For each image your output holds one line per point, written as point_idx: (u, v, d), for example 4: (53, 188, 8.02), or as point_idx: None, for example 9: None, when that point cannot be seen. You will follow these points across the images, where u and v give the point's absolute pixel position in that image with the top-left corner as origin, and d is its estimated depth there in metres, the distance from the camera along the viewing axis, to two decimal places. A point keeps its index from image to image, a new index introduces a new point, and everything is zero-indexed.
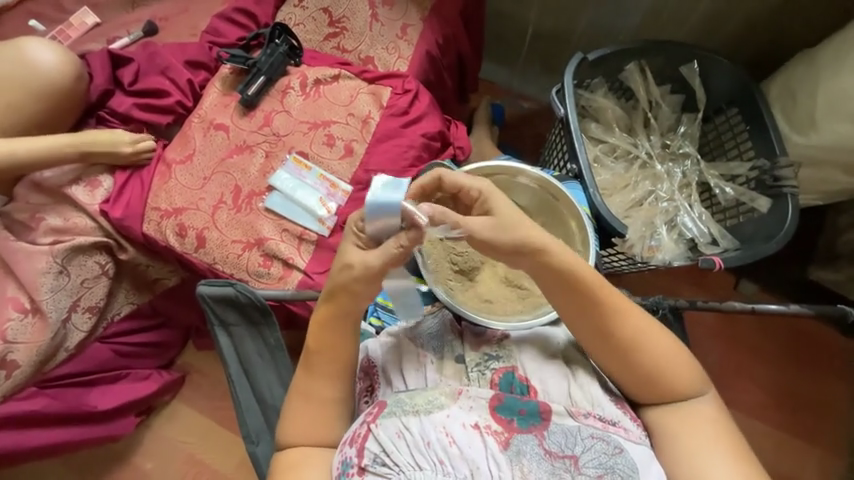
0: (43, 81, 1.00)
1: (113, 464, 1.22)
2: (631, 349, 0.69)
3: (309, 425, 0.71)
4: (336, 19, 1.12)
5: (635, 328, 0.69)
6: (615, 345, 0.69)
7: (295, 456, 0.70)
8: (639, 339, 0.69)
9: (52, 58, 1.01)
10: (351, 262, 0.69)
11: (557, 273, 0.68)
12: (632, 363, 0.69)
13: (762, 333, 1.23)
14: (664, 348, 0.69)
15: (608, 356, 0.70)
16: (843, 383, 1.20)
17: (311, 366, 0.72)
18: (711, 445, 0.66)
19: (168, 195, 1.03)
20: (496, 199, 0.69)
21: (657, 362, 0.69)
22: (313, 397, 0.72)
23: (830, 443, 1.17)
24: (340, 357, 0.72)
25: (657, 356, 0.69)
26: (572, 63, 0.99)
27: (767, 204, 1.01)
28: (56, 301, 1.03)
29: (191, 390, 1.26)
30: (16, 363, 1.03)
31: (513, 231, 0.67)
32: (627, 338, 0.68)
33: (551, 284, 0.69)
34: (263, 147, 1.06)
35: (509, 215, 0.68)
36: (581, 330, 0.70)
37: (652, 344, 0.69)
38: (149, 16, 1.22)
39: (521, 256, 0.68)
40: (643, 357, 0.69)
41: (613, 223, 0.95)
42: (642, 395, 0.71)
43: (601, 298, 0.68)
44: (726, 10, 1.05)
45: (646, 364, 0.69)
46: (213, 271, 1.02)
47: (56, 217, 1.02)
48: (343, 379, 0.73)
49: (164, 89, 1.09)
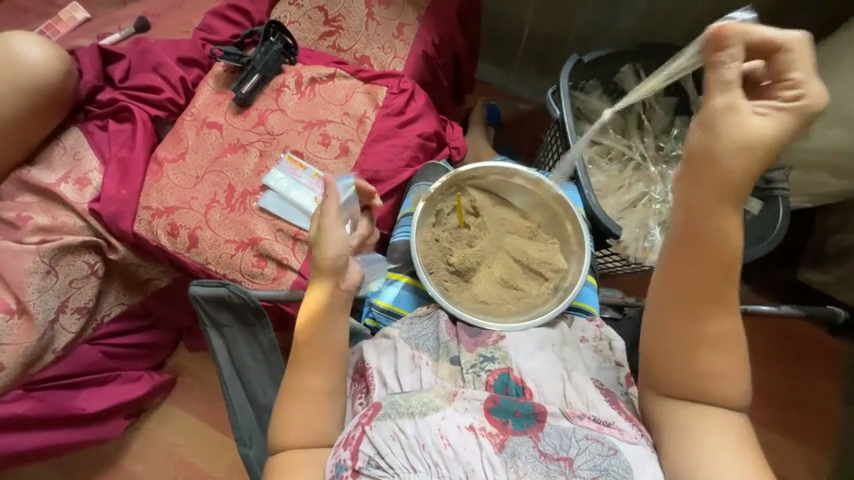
0: (36, 76, 0.98)
1: (100, 469, 1.19)
2: (701, 340, 0.61)
3: (299, 424, 0.70)
4: (331, 18, 1.11)
5: (722, 329, 0.61)
6: (693, 320, 0.61)
7: (283, 460, 0.69)
8: (717, 341, 0.61)
9: (39, 54, 0.99)
10: (317, 237, 0.74)
11: (705, 228, 0.58)
12: (693, 356, 0.61)
13: (751, 333, 1.25)
14: (729, 351, 0.61)
15: (680, 330, 0.61)
16: (829, 382, 1.22)
17: (300, 357, 0.72)
18: (725, 443, 0.60)
19: (160, 194, 1.01)
20: (787, 120, 0.54)
21: (713, 364, 0.61)
22: (304, 388, 0.71)
23: (818, 443, 1.18)
24: (331, 351, 0.72)
25: (722, 369, 0.61)
26: (566, 66, 1.01)
27: (758, 207, 1.01)
28: (43, 301, 0.99)
29: (181, 392, 1.24)
30: (2, 364, 0.98)
31: (746, 150, 0.54)
32: (711, 330, 0.60)
33: (690, 230, 0.59)
34: (257, 145, 1.05)
35: (757, 140, 0.53)
36: (678, 285, 0.61)
37: (723, 356, 0.61)
38: (141, 12, 1.20)
39: (698, 182, 0.57)
40: (702, 360, 0.61)
41: (607, 225, 0.98)
42: (671, 382, 0.63)
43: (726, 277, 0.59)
44: (718, 16, 1.07)
45: (703, 366, 0.61)
46: (205, 271, 1.00)
47: (43, 215, 1.00)
48: (336, 373, 0.73)
49: (156, 86, 1.07)
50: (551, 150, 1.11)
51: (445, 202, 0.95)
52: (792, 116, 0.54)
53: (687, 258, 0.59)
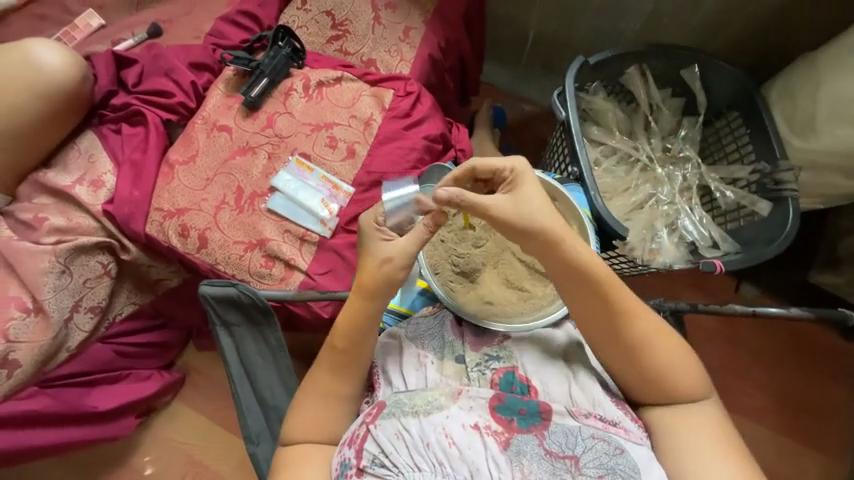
0: (53, 81, 1.01)
1: (113, 466, 1.22)
2: (642, 345, 0.68)
3: (321, 425, 0.73)
4: (338, 22, 1.12)
5: (647, 330, 0.69)
6: (619, 334, 0.69)
7: (298, 453, 0.72)
8: (648, 342, 0.68)
9: (57, 60, 1.01)
10: (390, 255, 0.74)
11: (571, 263, 0.69)
12: (640, 363, 0.69)
13: (764, 336, 1.23)
14: (670, 344, 0.69)
15: (614, 349, 0.69)
16: (843, 387, 1.20)
17: (332, 364, 0.74)
18: (707, 444, 0.66)
19: (170, 196, 1.03)
20: (525, 183, 0.73)
21: (662, 362, 0.68)
22: (328, 391, 0.74)
23: (832, 448, 1.16)
24: (360, 361, 0.74)
25: (664, 364, 0.68)
26: (573, 67, 1.00)
27: (767, 208, 1.01)
28: (58, 300, 1.02)
29: (192, 391, 1.26)
30: (18, 362, 1.01)
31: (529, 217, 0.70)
32: (637, 336, 0.68)
33: (568, 279, 0.70)
34: (265, 148, 1.06)
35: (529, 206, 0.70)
36: (587, 318, 0.70)
37: (661, 349, 0.68)
38: (154, 18, 1.23)
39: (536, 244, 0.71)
40: (650, 362, 0.68)
41: (612, 225, 0.96)
42: (639, 390, 0.70)
43: (615, 295, 0.69)
44: (726, 15, 1.06)
45: (652, 368, 0.68)
46: (214, 271, 1.02)
47: (58, 217, 1.03)
48: (358, 377, 0.75)
49: (167, 91, 1.10)
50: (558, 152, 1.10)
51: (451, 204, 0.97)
52: (523, 180, 0.73)
53: (573, 302, 0.70)
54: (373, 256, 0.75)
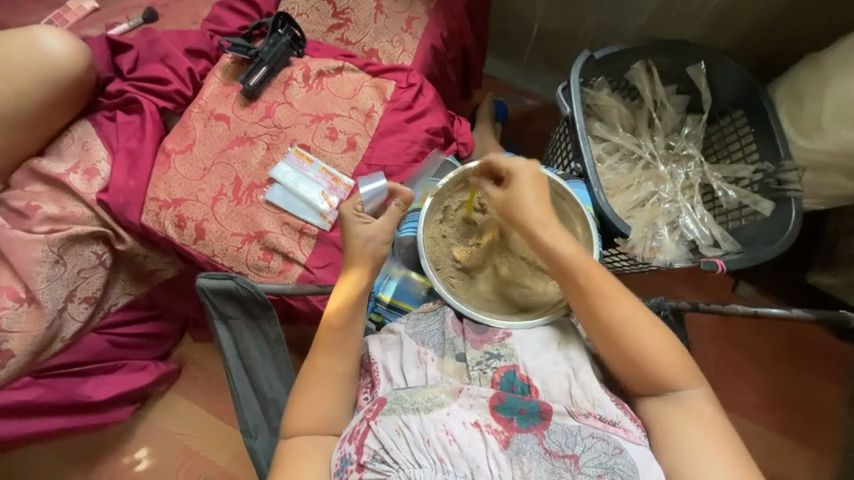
0: (55, 69, 0.98)
1: (106, 454, 1.21)
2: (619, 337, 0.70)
3: (323, 410, 0.74)
4: (340, 10, 1.10)
5: (622, 315, 0.71)
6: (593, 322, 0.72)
7: (299, 445, 0.72)
8: (624, 326, 0.70)
9: (61, 47, 0.99)
10: (373, 233, 0.82)
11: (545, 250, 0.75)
12: (618, 350, 0.70)
13: (758, 333, 1.24)
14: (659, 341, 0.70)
15: (588, 333, 0.73)
16: (836, 385, 1.21)
17: (324, 340, 0.78)
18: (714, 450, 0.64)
19: (167, 186, 1.02)
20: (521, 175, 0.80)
21: (642, 348, 0.69)
22: (325, 370, 0.76)
23: (822, 445, 1.18)
24: (354, 338, 0.78)
25: (643, 348, 0.69)
26: (578, 62, 0.98)
27: (770, 208, 1.01)
28: (52, 290, 1.00)
29: (187, 380, 1.26)
30: (11, 351, 0.99)
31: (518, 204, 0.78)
32: (613, 320, 0.71)
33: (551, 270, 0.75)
34: (264, 138, 1.04)
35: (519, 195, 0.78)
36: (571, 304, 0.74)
37: (639, 333, 0.70)
38: (150, 2, 1.20)
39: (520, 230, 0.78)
40: (630, 346, 0.70)
41: (617, 224, 0.94)
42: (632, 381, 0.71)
43: (586, 281, 0.72)
44: (733, 12, 1.05)
45: (632, 354, 0.70)
46: (211, 263, 1.01)
47: (51, 206, 1.00)
48: (353, 357, 0.78)
49: (164, 78, 1.07)
50: (561, 147, 1.09)
51: (453, 198, 0.94)
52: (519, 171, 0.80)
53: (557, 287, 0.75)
54: (356, 237, 0.82)
